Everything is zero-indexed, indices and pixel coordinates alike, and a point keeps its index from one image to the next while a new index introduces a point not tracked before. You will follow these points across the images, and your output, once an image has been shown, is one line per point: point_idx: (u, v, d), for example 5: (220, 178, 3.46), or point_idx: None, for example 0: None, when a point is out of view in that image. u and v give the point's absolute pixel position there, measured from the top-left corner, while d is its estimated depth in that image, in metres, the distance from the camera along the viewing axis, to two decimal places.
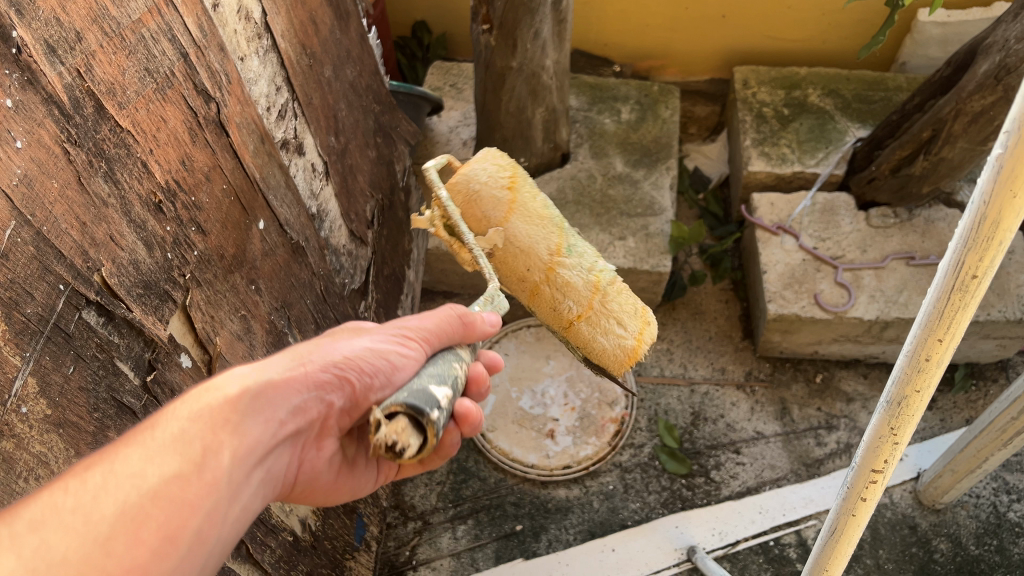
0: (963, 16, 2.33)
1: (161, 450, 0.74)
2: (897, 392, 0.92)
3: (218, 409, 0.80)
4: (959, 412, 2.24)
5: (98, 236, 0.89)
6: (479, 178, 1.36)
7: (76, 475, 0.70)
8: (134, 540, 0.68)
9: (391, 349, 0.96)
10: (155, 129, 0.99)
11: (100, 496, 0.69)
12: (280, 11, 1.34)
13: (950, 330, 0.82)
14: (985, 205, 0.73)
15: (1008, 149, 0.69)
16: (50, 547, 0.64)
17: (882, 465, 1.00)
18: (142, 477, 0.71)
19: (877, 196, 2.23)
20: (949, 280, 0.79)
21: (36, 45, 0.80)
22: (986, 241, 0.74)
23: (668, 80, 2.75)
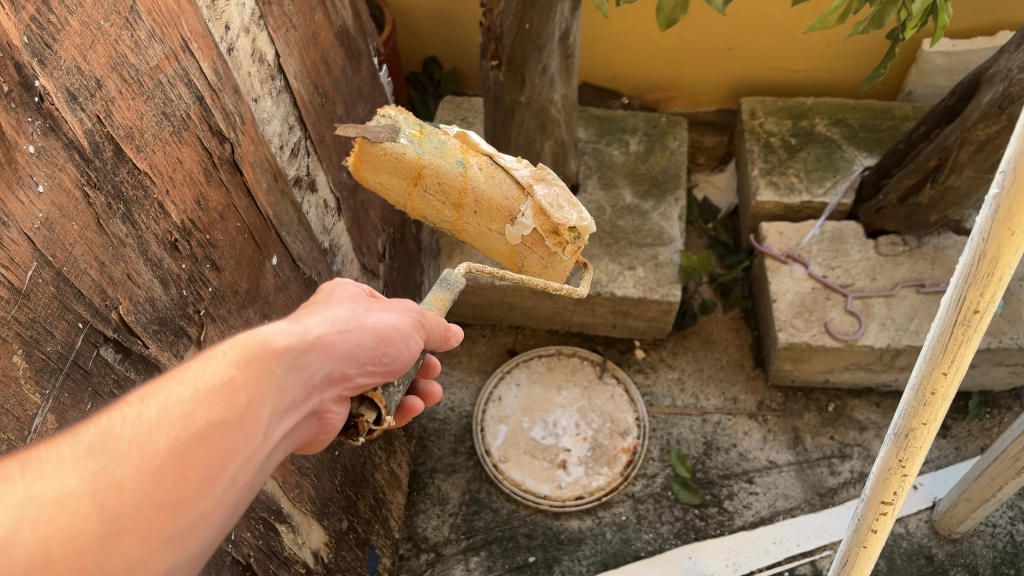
0: (968, 45, 2.35)
1: (219, 387, 0.66)
2: (904, 425, 0.94)
3: (272, 353, 0.72)
4: (974, 440, 2.22)
5: (116, 274, 0.91)
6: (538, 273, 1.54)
7: (130, 403, 0.62)
8: (180, 488, 0.59)
9: (413, 333, 0.97)
10: (171, 170, 1.02)
11: (155, 428, 0.60)
12: (293, 52, 1.38)
13: (955, 365, 0.84)
14: (984, 243, 0.74)
15: (1005, 188, 0.70)
16: (103, 475, 0.57)
17: (891, 497, 1.02)
18: (197, 413, 0.63)
19: (885, 224, 2.24)
20: (952, 315, 0.81)
21: (58, 93, 0.83)
22: (987, 276, 0.76)
23: (676, 111, 2.78)
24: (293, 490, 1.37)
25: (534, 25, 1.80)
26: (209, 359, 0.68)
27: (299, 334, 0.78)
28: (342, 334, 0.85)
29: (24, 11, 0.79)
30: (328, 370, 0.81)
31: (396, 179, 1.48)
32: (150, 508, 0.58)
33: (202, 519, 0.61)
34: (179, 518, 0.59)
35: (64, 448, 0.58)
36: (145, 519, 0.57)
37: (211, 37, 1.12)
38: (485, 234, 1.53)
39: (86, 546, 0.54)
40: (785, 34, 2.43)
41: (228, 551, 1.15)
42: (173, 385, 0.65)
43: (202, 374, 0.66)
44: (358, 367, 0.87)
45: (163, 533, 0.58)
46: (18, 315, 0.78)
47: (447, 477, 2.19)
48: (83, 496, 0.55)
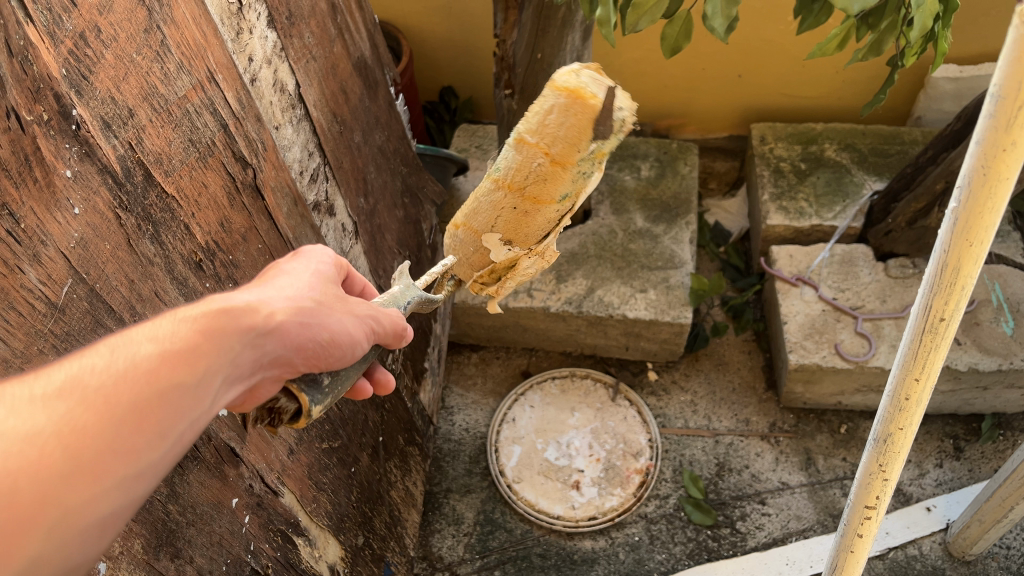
0: (974, 71, 2.39)
1: (180, 351, 0.70)
2: (882, 430, 0.99)
3: (231, 326, 0.75)
4: (987, 462, 2.23)
5: (144, 292, 0.96)
6: (453, 250, 1.36)
7: (97, 354, 0.66)
8: (131, 439, 0.64)
9: (361, 340, 0.91)
10: (197, 194, 1.07)
11: (119, 381, 0.65)
12: (313, 83, 1.44)
13: (925, 370, 0.90)
14: (946, 253, 0.79)
15: (962, 202, 0.75)
16: (68, 418, 0.62)
17: (874, 501, 1.08)
18: (157, 372, 0.67)
19: (895, 247, 2.27)
20: (920, 323, 0.86)
21: (93, 121, 0.88)
22: (951, 285, 0.81)
23: (687, 137, 2.83)
24: (311, 504, 1.41)
25: (545, 54, 1.86)
26: (174, 322, 0.72)
27: (260, 313, 0.79)
28: (299, 319, 0.83)
29: (63, 45, 0.85)
30: (279, 352, 0.81)
31: (550, 124, 1.17)
32: (103, 454, 0.63)
33: (147, 469, 0.66)
34: (127, 465, 0.64)
35: (35, 385, 0.62)
36: (98, 461, 0.62)
37: (236, 69, 1.18)
38: (487, 216, 1.31)
39: (49, 479, 0.59)
40: (793, 62, 2.48)
41: (247, 561, 1.19)
42: (139, 341, 0.69)
43: (167, 336, 0.70)
44: (306, 357, 0.85)
45: (111, 476, 0.63)
46: (54, 328, 0.83)
47: (462, 497, 2.22)
48: (49, 436, 0.60)
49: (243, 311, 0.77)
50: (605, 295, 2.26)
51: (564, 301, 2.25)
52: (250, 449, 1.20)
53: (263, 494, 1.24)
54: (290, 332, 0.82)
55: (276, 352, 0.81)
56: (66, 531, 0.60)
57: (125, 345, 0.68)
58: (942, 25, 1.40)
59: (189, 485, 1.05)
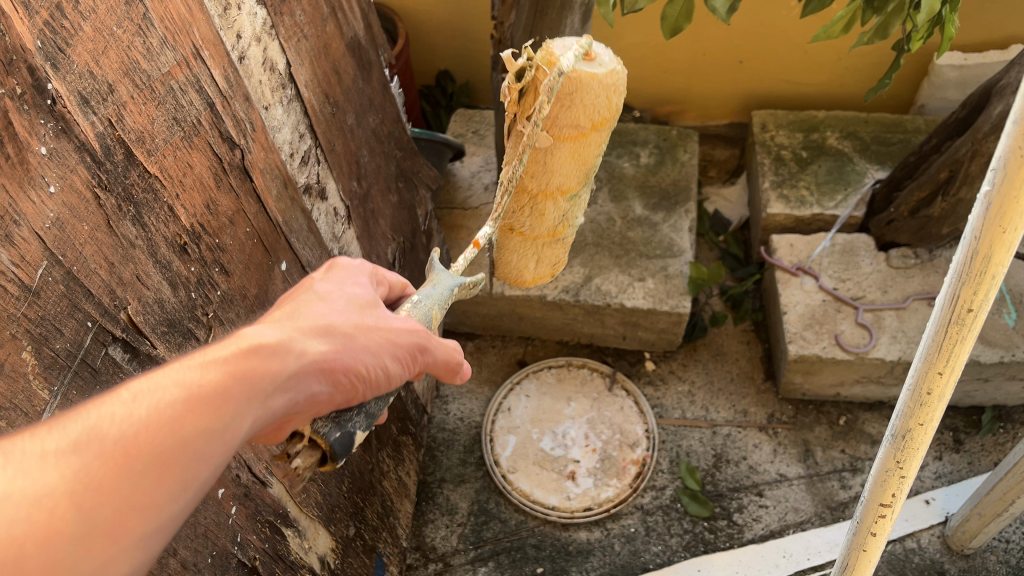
0: (979, 59, 2.35)
1: (207, 398, 0.66)
2: (902, 427, 0.96)
3: (264, 368, 0.72)
4: (987, 455, 2.20)
5: (125, 275, 0.92)
6: (591, 95, 1.28)
7: (120, 400, 0.62)
8: (155, 493, 0.61)
9: (400, 367, 0.88)
10: (181, 174, 1.03)
11: (142, 431, 0.61)
12: (305, 62, 1.40)
13: (950, 364, 0.86)
14: (977, 241, 0.76)
15: (997, 185, 0.72)
16: (82, 474, 0.57)
17: (890, 499, 1.05)
18: (181, 423, 0.63)
19: (897, 237, 2.23)
20: (947, 315, 0.82)
21: (70, 96, 0.84)
22: (980, 275, 0.77)
23: (687, 125, 2.79)
24: (300, 494, 1.37)
25: (544, 37, 1.82)
26: (200, 362, 0.68)
27: (286, 349, 0.76)
28: (324, 357, 0.80)
29: (39, 15, 0.81)
30: (308, 393, 0.77)
31: (534, 248, 1.54)
32: (123, 511, 0.59)
33: (168, 525, 0.63)
34: (152, 522, 0.61)
35: (47, 440, 0.58)
36: (115, 523, 0.58)
37: (223, 45, 1.14)
38: (556, 167, 1.38)
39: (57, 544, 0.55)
40: (795, 47, 2.45)
41: (234, 553, 1.15)
42: (164, 385, 0.65)
43: (194, 378, 0.66)
44: (334, 395, 0.82)
45: (129, 538, 0.59)
46: (28, 312, 0.80)
47: (456, 487, 2.19)
48: (60, 497, 0.56)
49: (274, 351, 0.74)
50: (603, 284, 2.22)
51: (561, 290, 2.21)
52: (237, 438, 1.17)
53: (250, 484, 1.20)
54: (316, 367, 0.78)
55: (308, 392, 0.77)
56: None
57: (152, 389, 0.64)
58: (950, 9, 1.36)
59: None
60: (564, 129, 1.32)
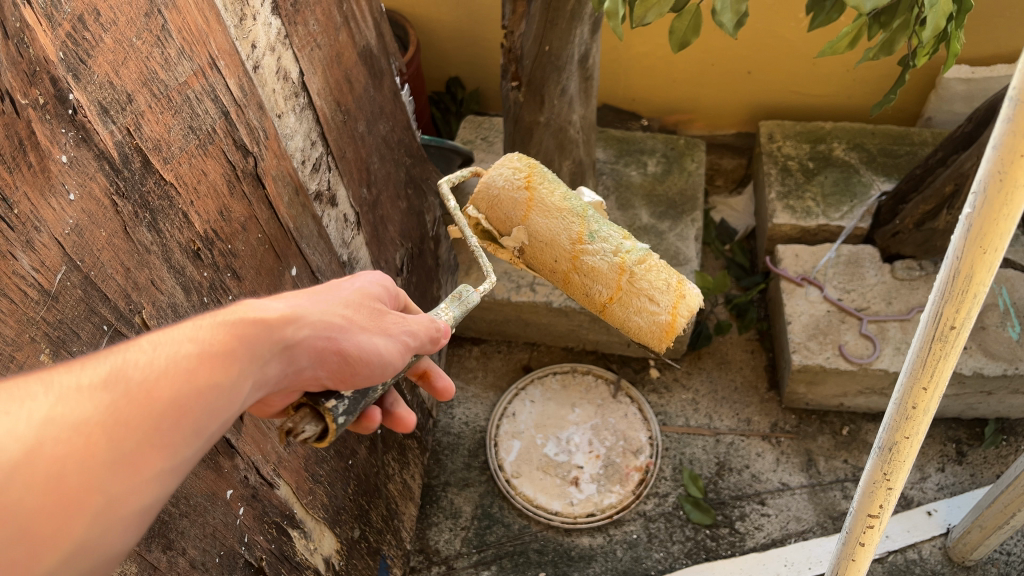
0: (987, 72, 2.36)
1: (218, 353, 0.71)
2: (888, 439, 0.98)
3: (269, 332, 0.77)
4: (989, 468, 2.21)
5: (140, 280, 0.94)
6: (497, 183, 1.42)
7: (142, 347, 0.67)
8: (174, 435, 0.66)
9: (393, 360, 0.92)
10: (195, 182, 1.06)
11: (162, 377, 0.66)
12: (317, 71, 1.43)
13: (934, 378, 0.88)
14: (958, 260, 0.77)
15: (976, 208, 0.73)
16: (113, 408, 0.62)
17: (878, 509, 1.07)
18: (197, 372, 0.68)
19: (902, 248, 2.24)
20: (930, 331, 0.84)
21: (90, 106, 0.87)
22: (962, 293, 0.79)
23: (695, 134, 2.81)
24: (307, 496, 1.39)
25: (553, 47, 1.84)
26: (211, 324, 0.73)
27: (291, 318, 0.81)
28: (328, 328, 0.85)
29: (61, 28, 0.83)
30: (303, 361, 0.83)
31: (639, 292, 1.34)
32: (147, 445, 0.63)
33: (182, 465, 0.67)
34: (169, 460, 0.65)
35: (78, 376, 0.62)
36: (141, 456, 0.63)
37: (238, 55, 1.16)
38: (541, 227, 1.40)
39: (91, 468, 0.59)
40: (803, 59, 2.46)
41: (241, 553, 1.17)
42: (179, 339, 0.70)
43: (205, 335, 0.71)
44: (324, 370, 0.87)
45: (153, 470, 0.64)
46: (47, 315, 0.82)
47: (460, 491, 2.20)
48: (92, 427, 0.60)
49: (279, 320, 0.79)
50: None
51: (567, 297, 2.23)
52: (245, 440, 1.19)
53: (258, 486, 1.22)
54: (318, 340, 0.84)
55: (303, 359, 0.83)
56: (107, 520, 0.60)
57: (168, 342, 0.69)
58: (955, 26, 1.38)
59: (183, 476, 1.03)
60: (518, 216, 1.41)
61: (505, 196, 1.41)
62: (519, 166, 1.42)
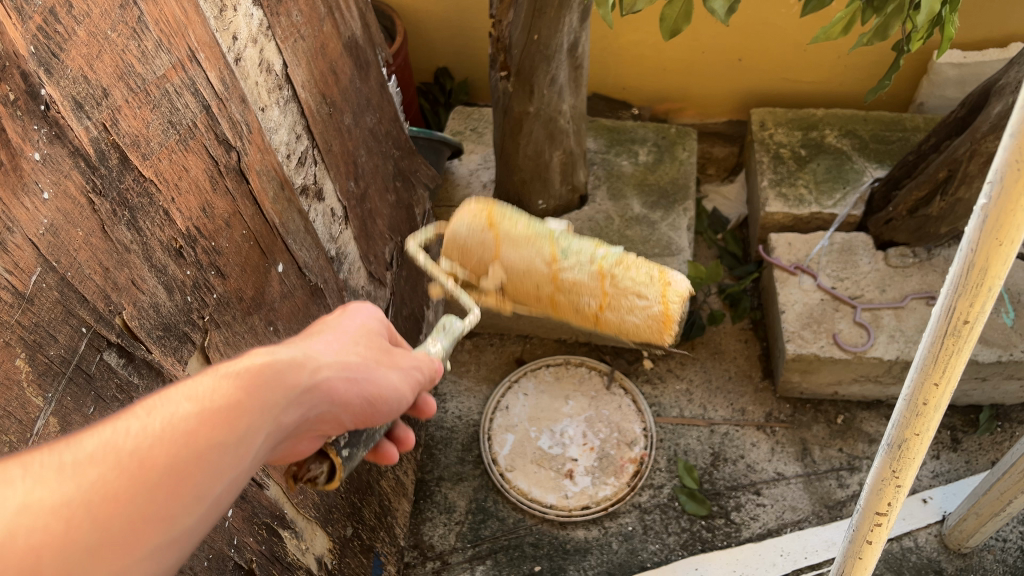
0: (979, 57, 2.35)
1: (221, 411, 0.65)
2: (897, 436, 0.93)
3: (276, 385, 0.72)
4: (985, 454, 2.20)
5: (120, 280, 0.92)
6: (460, 233, 1.28)
7: (135, 416, 0.62)
8: (169, 505, 0.60)
9: (407, 394, 0.91)
10: (177, 177, 1.03)
11: (155, 444, 0.60)
12: (301, 62, 1.40)
13: (946, 374, 0.82)
14: (973, 253, 0.71)
15: (993, 199, 0.67)
16: (101, 485, 0.57)
17: (886, 506, 1.03)
18: (195, 435, 0.63)
19: (895, 236, 2.23)
20: (942, 327, 0.78)
21: (63, 101, 0.84)
22: (976, 287, 0.73)
23: (687, 122, 2.79)
24: (297, 496, 1.37)
25: (542, 36, 1.82)
26: (213, 379, 0.67)
27: (303, 369, 0.76)
28: (341, 375, 0.81)
29: (32, 21, 0.80)
30: (316, 412, 0.78)
31: (625, 292, 1.20)
32: (139, 518, 0.58)
33: (186, 535, 0.62)
34: (166, 533, 0.60)
35: (64, 453, 0.58)
36: (133, 528, 0.58)
37: (219, 47, 1.13)
38: (514, 257, 1.25)
39: (73, 548, 0.54)
40: (794, 46, 2.44)
41: (231, 556, 1.15)
42: (174, 401, 0.64)
43: (206, 395, 0.65)
44: (346, 415, 0.83)
45: (150, 543, 0.59)
46: (22, 319, 0.79)
47: (454, 486, 2.19)
48: (76, 506, 0.55)
49: (288, 367, 0.74)
50: None
51: None
52: None
53: (247, 487, 1.20)
54: (330, 390, 0.79)
55: (319, 409, 0.78)
56: None
57: (165, 405, 0.63)
58: (950, 9, 1.35)
59: None
60: (490, 258, 1.26)
61: (462, 251, 1.29)
62: (476, 210, 1.28)
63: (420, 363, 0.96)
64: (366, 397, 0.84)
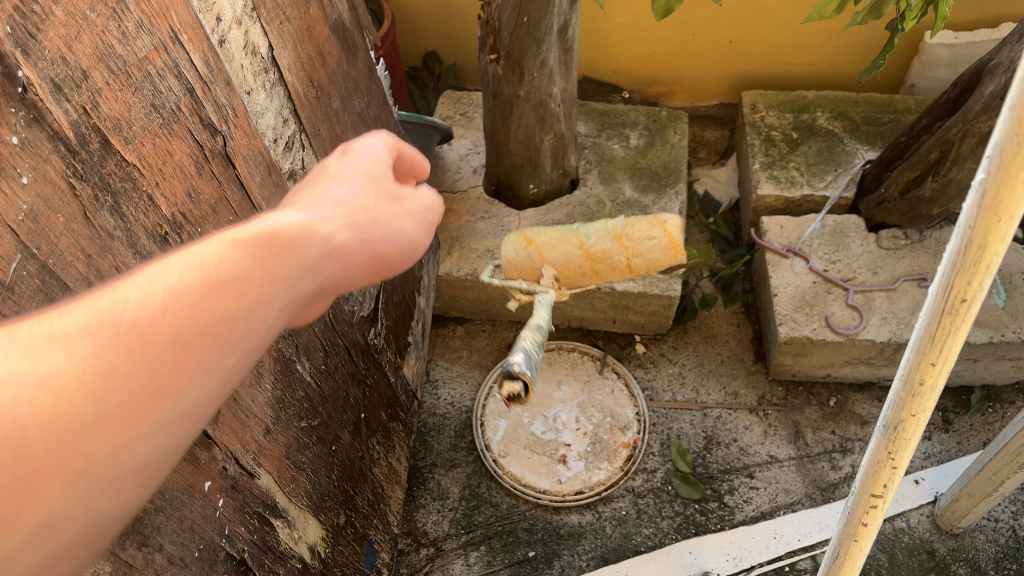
0: (970, 37, 2.34)
1: (226, 280, 0.61)
2: (894, 417, 0.85)
3: (286, 250, 0.66)
4: (976, 435, 2.21)
5: (104, 267, 0.90)
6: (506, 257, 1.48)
7: (134, 284, 0.57)
8: (171, 378, 0.56)
9: (425, 245, 0.83)
10: (160, 162, 1.01)
11: (156, 313, 0.56)
12: (288, 45, 1.38)
13: (943, 355, 0.75)
14: (971, 229, 0.64)
15: (992, 172, 0.61)
16: (97, 358, 0.53)
17: (883, 486, 0.95)
18: (198, 305, 0.58)
19: (888, 217, 2.22)
20: (939, 305, 0.71)
21: (41, 84, 0.82)
22: (975, 263, 0.66)
23: (678, 106, 2.78)
24: (289, 484, 1.36)
25: (532, 18, 1.79)
26: (218, 245, 0.62)
27: (318, 232, 0.70)
28: (358, 236, 0.74)
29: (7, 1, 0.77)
30: (332, 279, 0.72)
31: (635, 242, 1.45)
32: (140, 392, 0.55)
33: (192, 410, 0.59)
34: (171, 408, 0.57)
35: (55, 323, 0.54)
36: (133, 406, 0.54)
37: (202, 29, 1.11)
38: (556, 256, 1.45)
39: (69, 423, 0.51)
40: (784, 27, 2.43)
41: (222, 546, 1.14)
42: (177, 269, 0.59)
43: (212, 264, 0.61)
44: (362, 276, 0.77)
45: (154, 418, 0.56)
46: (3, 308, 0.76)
47: (448, 472, 2.18)
48: (70, 380, 0.51)
49: (298, 230, 0.68)
50: None
51: None
52: (223, 430, 1.15)
53: (238, 476, 1.19)
54: (348, 255, 0.73)
55: (334, 276, 0.73)
56: (98, 479, 0.53)
57: (166, 273, 0.59)
58: None
59: None
60: (539, 267, 1.44)
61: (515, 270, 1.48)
62: (513, 240, 1.48)
63: (432, 203, 0.86)
64: (376, 256, 0.77)
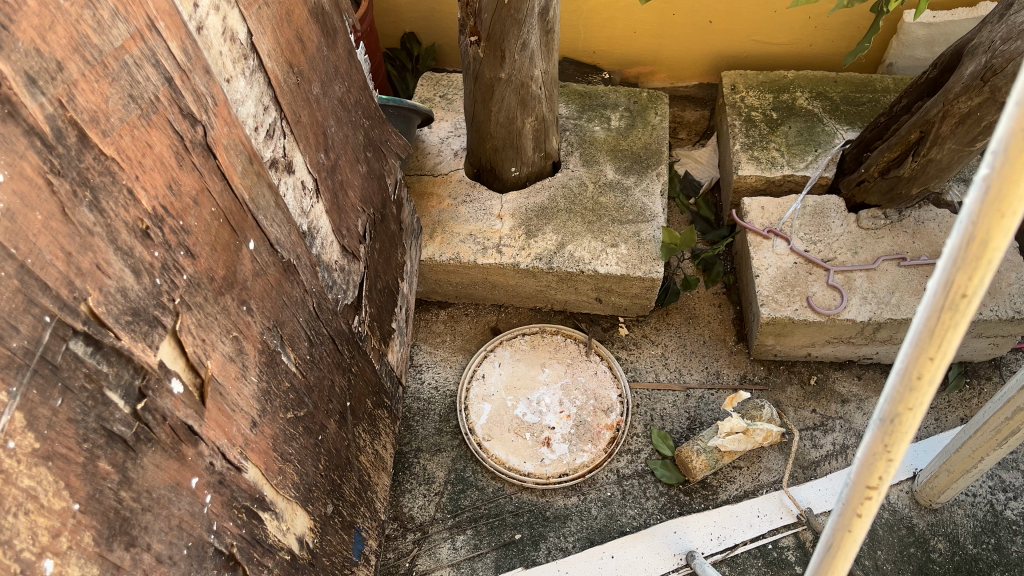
0: (948, 16, 2.36)
1: None
2: (889, 409, 0.77)
3: None
4: (954, 411, 2.24)
5: (84, 266, 0.87)
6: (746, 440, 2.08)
7: None
8: None
9: None
10: (141, 155, 0.97)
11: None
12: (266, 31, 1.35)
13: (940, 350, 0.70)
14: (973, 223, 0.62)
15: (998, 166, 0.59)
16: None
17: (877, 481, 0.84)
18: None
19: (867, 198, 2.23)
20: (938, 299, 0.67)
21: (16, 77, 0.77)
22: (977, 258, 0.63)
23: (658, 86, 2.78)
24: (276, 476, 1.35)
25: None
26: None
27: None
28: None
29: None
30: None
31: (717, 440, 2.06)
32: None
33: None
34: None
35: None
36: None
37: (179, 15, 1.07)
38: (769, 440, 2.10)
39: None
40: (766, 7, 2.43)
41: (210, 542, 1.14)
42: None
43: None
44: None
45: None
46: None
47: (433, 456, 2.18)
48: None
49: None
50: (576, 250, 2.19)
51: (534, 257, 2.19)
52: (210, 425, 1.14)
53: (225, 471, 1.18)
54: None
55: None
56: None
57: None
58: None
59: (144, 467, 0.98)
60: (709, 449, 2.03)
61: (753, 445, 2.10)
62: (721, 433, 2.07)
63: None
64: None
